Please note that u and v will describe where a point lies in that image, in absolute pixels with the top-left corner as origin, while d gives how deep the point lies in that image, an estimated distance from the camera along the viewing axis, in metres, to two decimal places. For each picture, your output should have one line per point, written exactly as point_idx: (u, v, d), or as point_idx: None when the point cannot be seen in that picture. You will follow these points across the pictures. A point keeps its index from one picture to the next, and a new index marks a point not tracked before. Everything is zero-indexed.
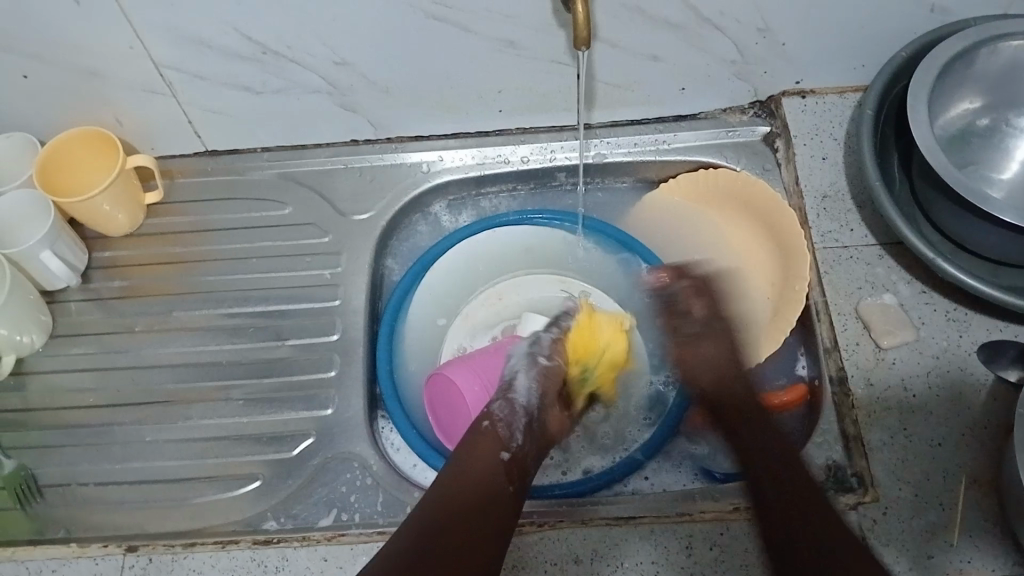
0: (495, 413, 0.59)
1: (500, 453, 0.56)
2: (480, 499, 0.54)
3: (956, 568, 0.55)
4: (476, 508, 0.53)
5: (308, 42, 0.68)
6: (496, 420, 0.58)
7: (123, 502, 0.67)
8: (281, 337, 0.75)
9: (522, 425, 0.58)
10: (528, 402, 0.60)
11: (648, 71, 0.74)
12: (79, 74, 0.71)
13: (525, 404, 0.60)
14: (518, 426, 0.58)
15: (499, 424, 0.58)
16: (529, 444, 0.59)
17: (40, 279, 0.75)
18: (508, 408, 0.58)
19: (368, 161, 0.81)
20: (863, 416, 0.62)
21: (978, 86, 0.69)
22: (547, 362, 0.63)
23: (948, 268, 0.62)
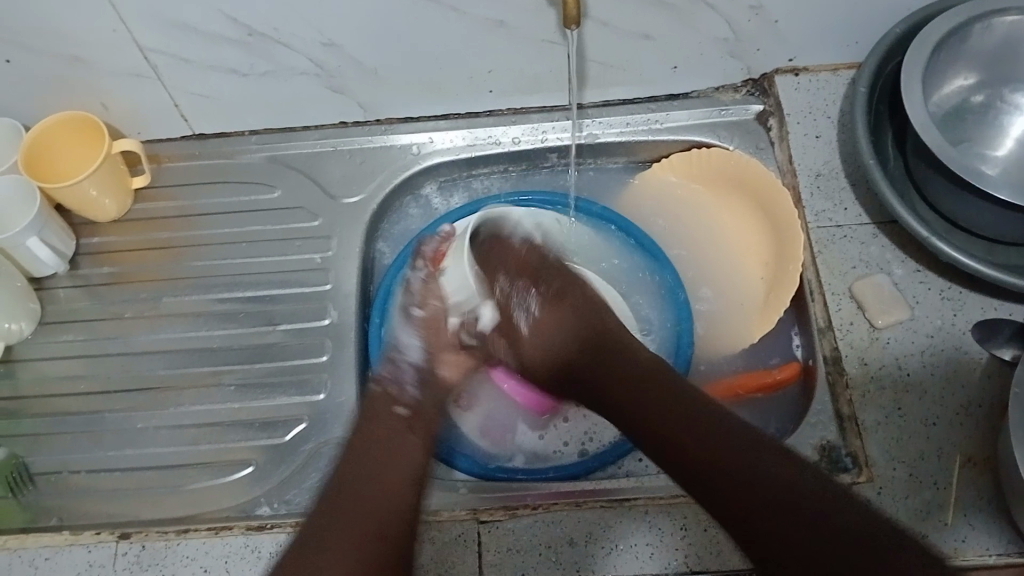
0: (383, 377, 0.64)
1: (397, 409, 0.61)
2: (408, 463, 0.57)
3: (951, 547, 0.55)
4: (412, 471, 0.56)
5: (294, 24, 0.67)
6: (387, 382, 0.63)
7: (114, 489, 0.67)
8: (272, 321, 0.74)
9: (414, 381, 0.63)
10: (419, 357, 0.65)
11: (640, 50, 0.73)
12: (62, 59, 0.70)
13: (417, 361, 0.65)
14: (410, 382, 0.63)
15: (388, 384, 0.63)
16: (428, 400, 0.63)
17: (27, 266, 0.74)
18: (395, 368, 0.64)
19: (359, 143, 0.80)
20: (858, 396, 0.62)
21: (972, 62, 0.68)
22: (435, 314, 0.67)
23: (943, 247, 0.62)
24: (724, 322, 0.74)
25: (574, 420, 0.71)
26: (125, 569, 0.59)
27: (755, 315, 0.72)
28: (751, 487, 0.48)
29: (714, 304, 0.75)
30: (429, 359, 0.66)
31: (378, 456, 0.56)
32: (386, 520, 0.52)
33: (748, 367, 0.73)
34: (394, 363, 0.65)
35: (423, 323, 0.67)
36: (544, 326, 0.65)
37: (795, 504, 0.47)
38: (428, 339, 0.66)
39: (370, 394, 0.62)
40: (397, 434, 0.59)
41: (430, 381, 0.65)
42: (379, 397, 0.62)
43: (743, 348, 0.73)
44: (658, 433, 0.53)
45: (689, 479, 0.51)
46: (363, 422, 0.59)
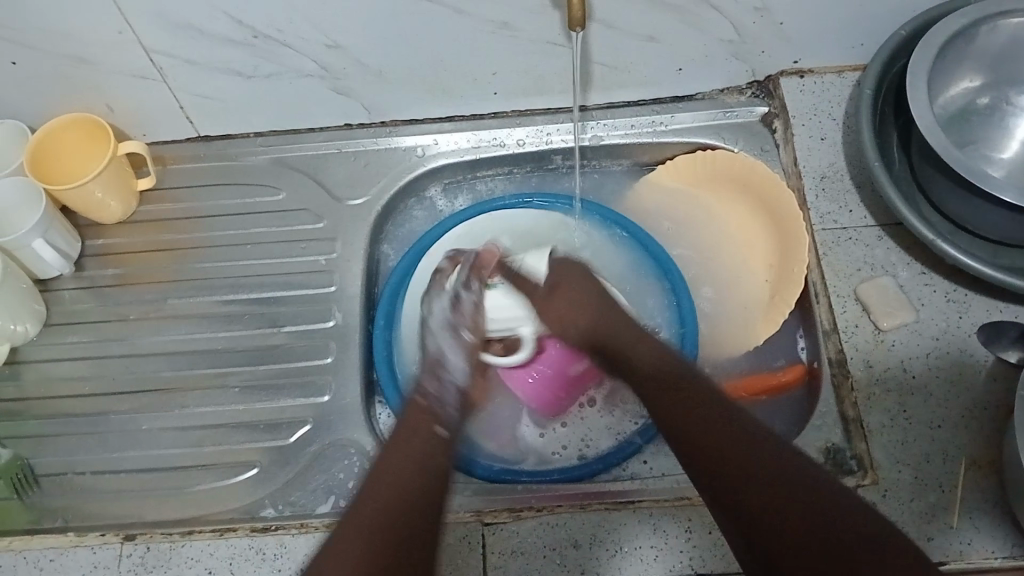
0: (423, 389, 0.59)
1: (437, 427, 0.57)
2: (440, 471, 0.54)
3: (956, 550, 0.55)
4: (434, 483, 0.53)
5: (299, 25, 0.67)
6: (427, 396, 0.59)
7: (119, 491, 0.67)
8: (277, 323, 0.74)
9: (453, 399, 0.59)
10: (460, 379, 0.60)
11: (645, 52, 0.73)
12: (68, 61, 0.70)
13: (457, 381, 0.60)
14: (449, 402, 0.59)
15: (428, 399, 0.59)
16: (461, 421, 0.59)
17: (32, 267, 0.74)
18: (439, 386, 0.59)
19: (363, 145, 0.80)
20: (862, 398, 0.62)
21: (978, 64, 0.68)
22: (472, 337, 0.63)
23: (948, 249, 0.62)
24: (729, 324, 0.74)
25: (573, 424, 0.71)
26: (129, 571, 0.60)
27: (760, 317, 0.72)
28: (777, 497, 0.47)
29: (720, 306, 0.75)
30: (471, 385, 0.60)
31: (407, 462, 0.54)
32: (406, 540, 0.50)
33: (752, 369, 0.73)
34: (440, 378, 0.60)
35: (469, 344, 0.62)
36: (564, 317, 0.65)
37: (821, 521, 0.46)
38: (471, 360, 0.62)
39: (414, 407, 0.58)
40: (431, 454, 0.55)
41: (467, 403, 0.60)
42: (418, 409, 0.58)
43: (747, 351, 0.73)
44: (692, 438, 0.52)
45: (715, 486, 0.49)
46: (399, 437, 0.55)
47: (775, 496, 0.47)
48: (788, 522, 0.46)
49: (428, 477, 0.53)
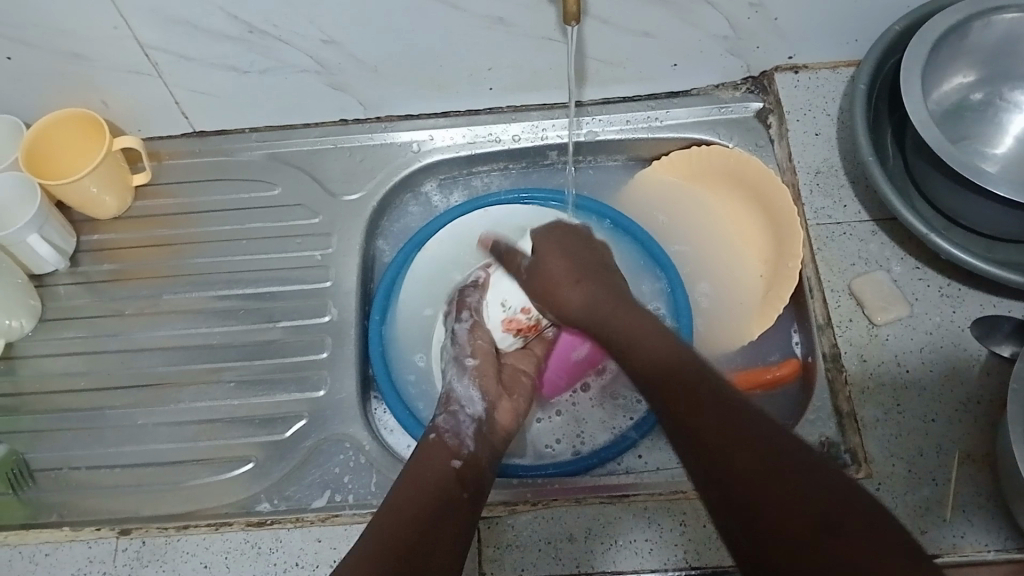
0: (440, 426, 0.61)
1: (452, 460, 0.57)
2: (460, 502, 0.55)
3: (949, 543, 0.55)
4: (454, 512, 0.54)
5: (294, 21, 0.68)
6: (442, 432, 0.60)
7: (114, 486, 0.67)
8: (272, 319, 0.74)
9: (470, 433, 0.61)
10: (474, 409, 0.62)
11: (640, 48, 0.73)
12: (62, 56, 0.70)
13: (472, 412, 0.62)
14: (466, 434, 0.60)
15: (446, 435, 0.60)
16: (482, 451, 0.60)
17: (27, 262, 0.74)
18: (452, 420, 0.61)
19: (358, 141, 0.80)
20: (856, 392, 0.62)
21: (971, 60, 0.69)
22: (474, 362, 0.66)
23: (941, 244, 0.62)
24: (724, 320, 0.74)
25: (571, 421, 0.71)
26: (125, 565, 0.60)
27: (755, 313, 0.72)
28: (772, 490, 0.44)
29: (715, 302, 0.75)
30: (488, 408, 0.63)
31: (423, 488, 0.55)
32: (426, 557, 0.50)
33: (747, 364, 0.73)
34: (454, 413, 0.62)
35: (478, 370, 0.65)
36: (586, 300, 0.61)
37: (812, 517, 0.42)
38: (485, 385, 0.64)
39: (427, 441, 0.59)
40: (449, 483, 0.55)
41: (487, 430, 0.62)
42: (432, 444, 0.59)
43: (741, 346, 0.73)
44: (694, 428, 0.49)
45: (713, 477, 0.47)
46: (415, 471, 0.56)
47: (769, 491, 0.44)
48: (779, 516, 0.43)
49: (452, 502, 0.54)
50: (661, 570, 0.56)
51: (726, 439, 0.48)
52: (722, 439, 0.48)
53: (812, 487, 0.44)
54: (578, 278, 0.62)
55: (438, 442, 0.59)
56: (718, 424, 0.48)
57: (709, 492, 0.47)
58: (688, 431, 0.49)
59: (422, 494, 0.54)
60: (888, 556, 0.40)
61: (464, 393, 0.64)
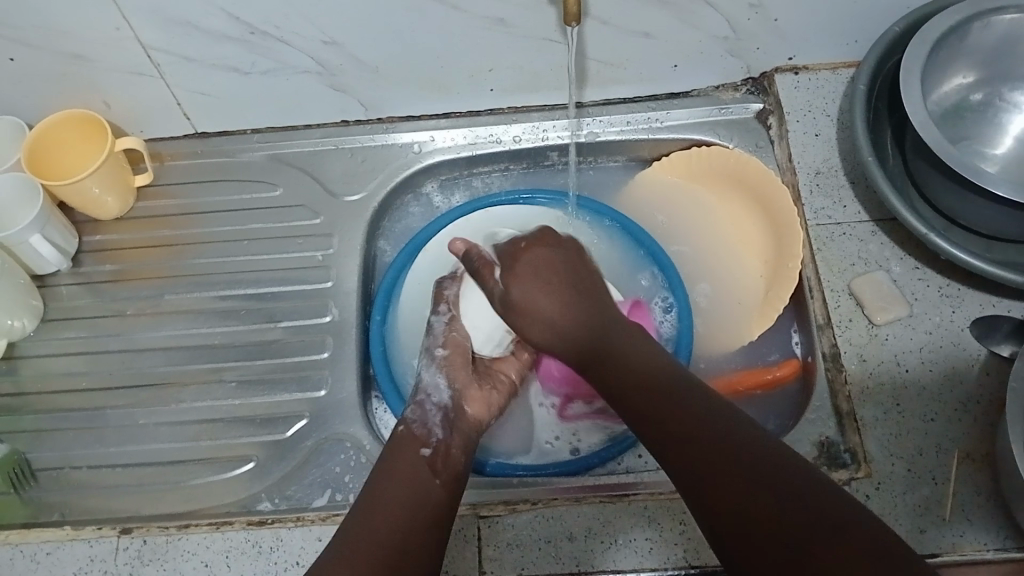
0: (409, 417, 0.61)
1: (421, 449, 0.57)
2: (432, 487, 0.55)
3: (949, 542, 0.55)
4: (430, 508, 0.53)
5: (296, 22, 0.68)
6: (411, 423, 0.60)
7: (116, 486, 0.67)
8: (273, 319, 0.74)
9: (438, 421, 0.61)
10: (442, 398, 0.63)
11: (640, 48, 0.73)
12: (64, 57, 0.70)
13: (439, 401, 0.63)
14: (434, 424, 0.60)
15: (415, 426, 0.60)
16: (453, 439, 0.60)
17: (30, 262, 0.74)
18: (420, 412, 0.61)
19: (359, 142, 0.80)
20: (856, 392, 0.62)
21: (971, 60, 0.69)
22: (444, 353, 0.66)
23: (941, 243, 0.62)
24: (723, 321, 0.74)
25: (571, 421, 0.71)
26: (126, 564, 0.60)
27: (755, 313, 0.72)
28: (745, 489, 0.45)
29: (714, 303, 0.75)
30: (454, 397, 0.63)
31: (401, 488, 0.54)
32: (406, 552, 0.50)
33: (747, 364, 0.73)
34: (422, 405, 0.62)
35: (445, 361, 0.65)
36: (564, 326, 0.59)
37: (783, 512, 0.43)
38: (453, 375, 0.65)
39: (398, 435, 0.59)
40: (421, 471, 0.56)
41: (455, 416, 0.62)
42: (402, 435, 0.59)
43: (740, 347, 0.73)
44: (673, 434, 0.49)
45: (694, 483, 0.47)
46: (387, 467, 0.56)
47: (737, 488, 0.45)
48: (749, 513, 0.44)
49: (428, 496, 0.54)
50: (661, 569, 0.56)
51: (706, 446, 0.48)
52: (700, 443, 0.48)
53: (780, 483, 0.45)
54: (556, 300, 0.60)
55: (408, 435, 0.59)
56: (688, 429, 0.50)
57: (683, 493, 0.48)
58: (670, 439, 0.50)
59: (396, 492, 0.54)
60: (857, 543, 0.41)
61: (432, 386, 0.64)
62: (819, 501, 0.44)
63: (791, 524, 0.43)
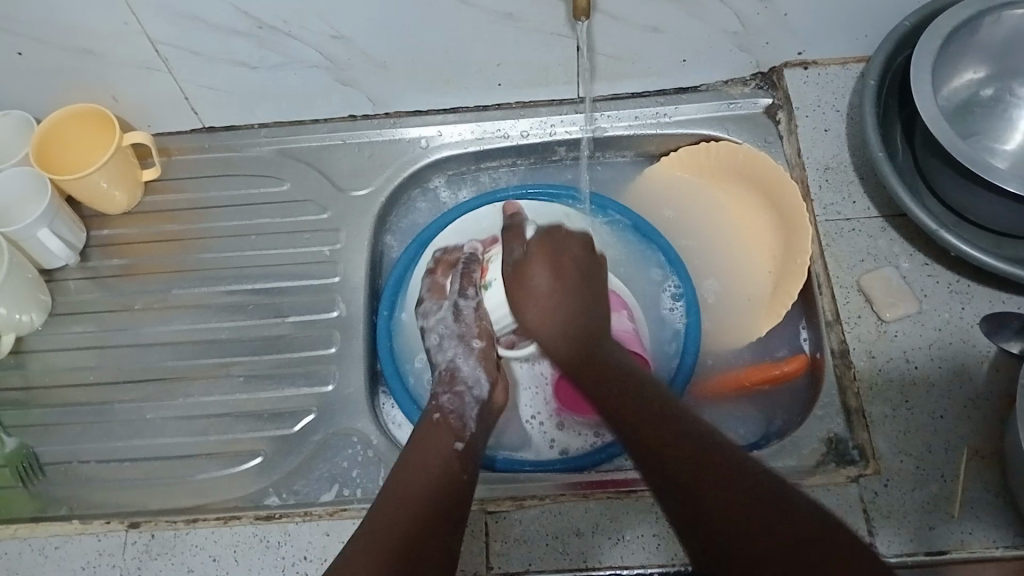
0: (445, 406, 0.63)
1: (455, 443, 0.59)
2: (458, 483, 0.56)
3: (957, 539, 0.55)
4: (452, 494, 0.55)
5: (304, 17, 0.68)
6: (445, 412, 0.62)
7: (125, 479, 0.67)
8: (281, 313, 0.74)
9: (472, 415, 0.63)
10: (481, 392, 0.65)
11: (649, 43, 0.73)
12: (72, 52, 0.70)
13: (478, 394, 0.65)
14: (468, 416, 0.63)
15: (449, 416, 0.62)
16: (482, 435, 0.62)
17: (38, 256, 0.74)
18: (456, 402, 0.63)
19: (366, 137, 0.80)
20: (865, 388, 0.62)
21: (981, 55, 0.68)
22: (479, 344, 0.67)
23: (951, 240, 0.62)
24: (732, 316, 0.74)
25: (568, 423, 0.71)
26: (134, 558, 0.60)
27: (761, 309, 0.72)
28: (707, 497, 0.47)
29: (723, 298, 0.75)
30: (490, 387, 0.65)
31: (431, 470, 0.56)
32: (445, 530, 0.52)
33: (754, 360, 0.73)
34: (460, 395, 0.64)
35: (482, 353, 0.66)
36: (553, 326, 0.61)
37: (744, 523, 0.45)
38: (485, 367, 0.66)
39: (431, 422, 0.61)
40: (450, 466, 0.57)
41: (487, 412, 0.64)
42: (436, 425, 0.60)
43: (749, 342, 0.73)
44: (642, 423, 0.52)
45: (656, 468, 0.50)
46: (416, 453, 0.58)
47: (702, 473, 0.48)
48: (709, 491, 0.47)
49: (453, 484, 0.56)
50: (669, 565, 0.56)
51: (674, 439, 0.50)
52: (665, 432, 0.51)
53: (736, 478, 0.48)
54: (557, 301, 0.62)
55: (446, 437, 0.59)
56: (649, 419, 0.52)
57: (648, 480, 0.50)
58: (635, 423, 0.53)
59: (427, 476, 0.56)
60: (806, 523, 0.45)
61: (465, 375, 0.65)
62: (781, 509, 0.46)
63: (743, 508, 0.46)
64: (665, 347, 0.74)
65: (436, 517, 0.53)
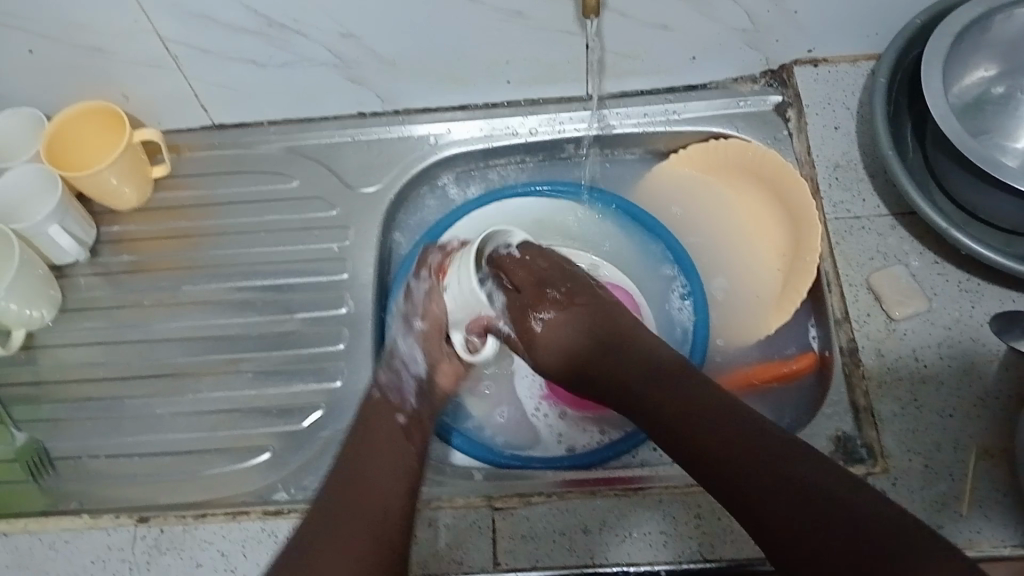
0: (383, 383, 0.62)
1: (397, 417, 0.60)
2: (408, 456, 0.58)
3: (966, 539, 0.55)
4: (403, 471, 0.56)
5: (313, 15, 0.68)
6: (386, 389, 0.62)
7: (135, 474, 0.68)
8: (290, 310, 0.75)
9: (413, 390, 0.62)
10: (419, 367, 0.63)
11: (658, 40, 0.73)
12: (83, 49, 0.71)
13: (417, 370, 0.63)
14: (409, 391, 0.62)
15: (390, 392, 0.62)
16: (427, 408, 0.62)
17: (48, 252, 0.75)
18: (395, 377, 0.62)
19: (375, 134, 0.80)
20: (874, 387, 0.62)
21: (992, 53, 0.68)
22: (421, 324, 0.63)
23: (962, 238, 0.61)
24: (741, 314, 0.74)
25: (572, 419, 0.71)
26: (144, 553, 0.60)
27: (772, 307, 0.72)
28: (765, 503, 0.48)
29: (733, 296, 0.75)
30: (431, 369, 0.63)
31: (378, 450, 0.57)
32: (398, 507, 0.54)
33: (764, 358, 0.73)
34: (399, 370, 0.63)
35: (423, 335, 0.62)
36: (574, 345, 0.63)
37: (792, 527, 0.47)
38: (430, 348, 0.63)
39: (370, 401, 0.61)
40: (395, 440, 0.58)
41: (430, 389, 0.63)
42: (376, 403, 0.61)
43: (759, 340, 0.73)
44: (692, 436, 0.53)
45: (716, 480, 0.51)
46: (362, 434, 0.59)
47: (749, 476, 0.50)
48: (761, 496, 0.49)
49: (402, 458, 0.57)
50: (676, 563, 0.56)
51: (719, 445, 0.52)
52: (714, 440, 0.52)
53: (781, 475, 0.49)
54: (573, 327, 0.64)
55: (391, 413, 0.60)
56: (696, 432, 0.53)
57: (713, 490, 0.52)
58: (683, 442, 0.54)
59: (375, 456, 0.57)
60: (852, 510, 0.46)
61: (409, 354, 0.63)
62: (819, 504, 0.47)
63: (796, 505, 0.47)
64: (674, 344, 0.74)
65: (388, 496, 0.55)
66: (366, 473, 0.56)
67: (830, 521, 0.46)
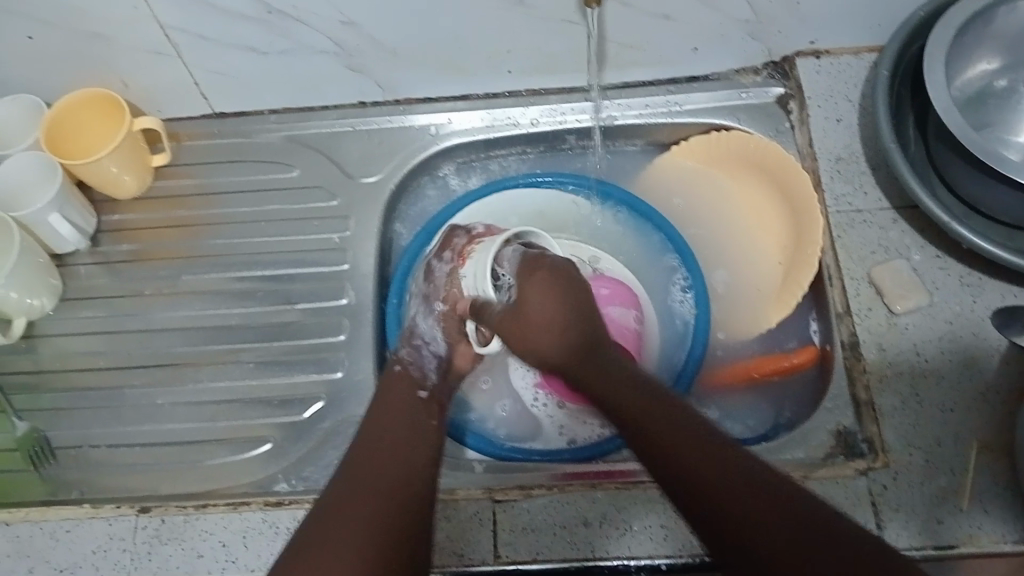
0: (403, 358, 0.63)
1: (418, 391, 0.60)
2: (427, 427, 0.58)
3: (965, 533, 0.55)
4: (423, 440, 0.56)
5: (314, 3, 0.67)
6: (406, 364, 0.62)
7: (135, 464, 0.68)
8: (290, 300, 0.74)
9: (432, 367, 0.63)
10: (438, 347, 0.64)
11: (660, 31, 0.72)
12: (81, 36, 0.70)
13: (434, 349, 0.64)
14: (429, 368, 0.63)
15: (409, 367, 0.62)
16: (443, 386, 0.63)
17: (47, 240, 0.74)
18: (415, 353, 0.63)
19: (376, 124, 0.80)
20: (874, 381, 0.62)
21: (995, 46, 0.68)
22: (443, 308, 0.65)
23: (964, 232, 0.61)
24: (741, 308, 0.74)
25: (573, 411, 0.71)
26: (144, 542, 0.60)
27: (771, 301, 0.72)
28: (723, 502, 0.46)
29: (733, 290, 0.75)
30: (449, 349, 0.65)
31: (399, 419, 0.57)
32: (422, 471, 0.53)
33: (763, 352, 0.73)
34: (417, 348, 0.64)
35: (444, 317, 0.65)
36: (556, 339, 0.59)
37: (748, 518, 0.45)
38: (448, 329, 0.65)
39: (391, 374, 0.61)
40: (417, 413, 0.58)
41: (446, 368, 0.64)
42: (397, 376, 0.61)
43: (759, 333, 0.73)
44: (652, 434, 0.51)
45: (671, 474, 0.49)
46: (383, 404, 0.58)
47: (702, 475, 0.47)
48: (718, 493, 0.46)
49: (422, 428, 0.57)
50: (676, 556, 0.56)
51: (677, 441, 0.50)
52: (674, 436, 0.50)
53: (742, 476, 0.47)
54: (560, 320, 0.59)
55: (407, 388, 0.60)
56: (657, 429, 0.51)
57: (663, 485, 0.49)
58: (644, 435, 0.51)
59: (396, 425, 0.57)
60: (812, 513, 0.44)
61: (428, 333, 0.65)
62: (782, 504, 0.45)
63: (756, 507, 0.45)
64: (675, 336, 0.74)
65: (411, 458, 0.54)
66: (389, 438, 0.55)
67: (790, 518, 0.44)
